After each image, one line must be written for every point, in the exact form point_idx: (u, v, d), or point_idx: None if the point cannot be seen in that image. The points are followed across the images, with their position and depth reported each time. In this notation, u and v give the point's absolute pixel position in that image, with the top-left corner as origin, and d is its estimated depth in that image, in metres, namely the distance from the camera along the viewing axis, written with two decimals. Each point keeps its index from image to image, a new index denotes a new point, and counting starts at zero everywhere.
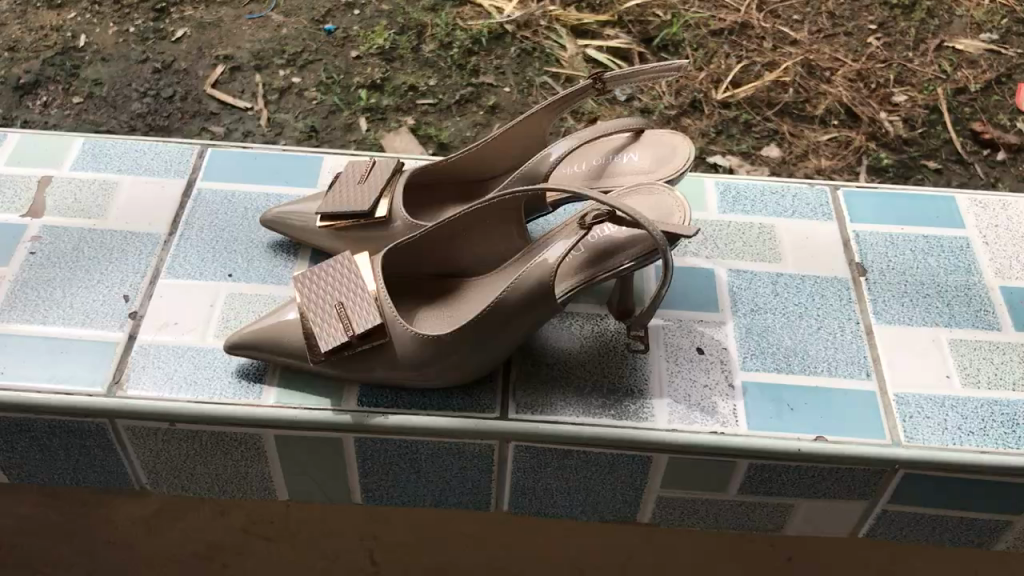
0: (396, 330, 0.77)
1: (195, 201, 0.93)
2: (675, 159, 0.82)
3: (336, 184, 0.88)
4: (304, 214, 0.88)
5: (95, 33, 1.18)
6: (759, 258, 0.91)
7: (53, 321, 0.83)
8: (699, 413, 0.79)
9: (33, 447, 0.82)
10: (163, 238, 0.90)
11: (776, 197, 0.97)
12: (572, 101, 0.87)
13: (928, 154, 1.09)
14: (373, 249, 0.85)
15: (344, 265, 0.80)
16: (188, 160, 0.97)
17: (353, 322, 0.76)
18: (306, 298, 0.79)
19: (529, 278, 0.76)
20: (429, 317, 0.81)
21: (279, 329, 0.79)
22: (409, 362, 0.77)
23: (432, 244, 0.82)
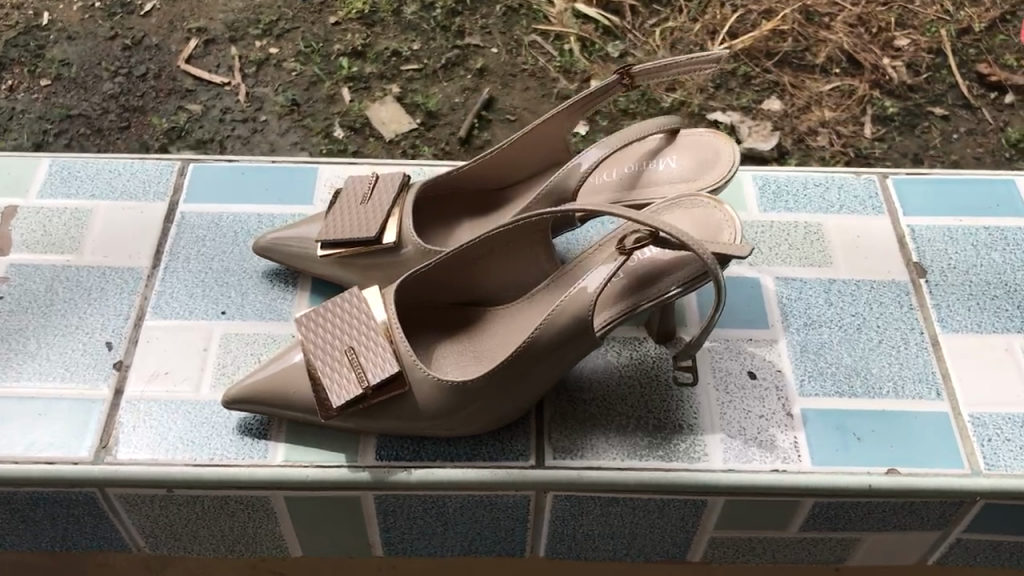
0: (417, 377, 0.68)
1: (180, 227, 0.84)
2: (719, 167, 0.73)
3: (336, 205, 0.79)
4: (304, 241, 0.78)
5: (59, 10, 1.07)
6: (808, 262, 0.83)
7: (30, 377, 0.74)
8: (757, 449, 0.71)
9: (15, 518, 0.74)
10: (147, 272, 0.80)
11: (820, 191, 0.88)
12: (598, 101, 0.78)
13: (933, 100, 1.00)
14: (383, 278, 0.76)
15: (352, 301, 0.71)
16: (169, 179, 0.87)
17: (366, 372, 0.68)
18: (312, 343, 0.70)
19: (564, 316, 0.67)
20: (449, 354, 0.73)
21: (284, 382, 0.70)
22: (433, 411, 0.68)
23: (450, 271, 0.73)
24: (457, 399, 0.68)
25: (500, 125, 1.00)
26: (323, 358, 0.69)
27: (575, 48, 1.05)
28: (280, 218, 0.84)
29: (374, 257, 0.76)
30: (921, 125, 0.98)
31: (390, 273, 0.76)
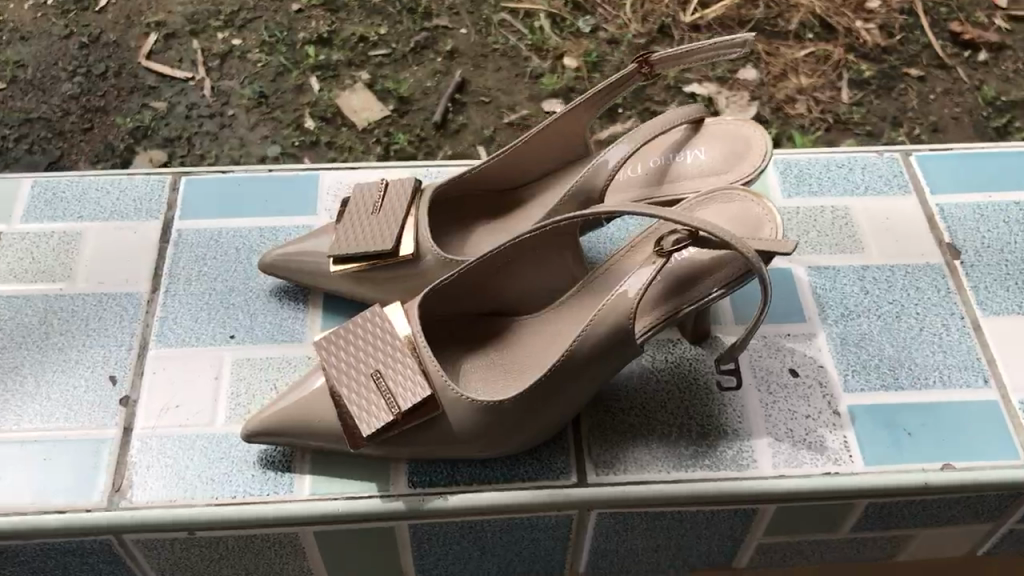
0: (450, 399, 0.64)
1: (177, 245, 0.79)
2: (752, 158, 0.70)
3: (345, 215, 0.75)
4: (315, 256, 0.74)
5: (10, 9, 1.02)
6: (839, 249, 0.79)
7: (31, 418, 0.69)
8: (807, 451, 0.68)
9: (23, 571, 0.69)
10: (146, 297, 0.76)
11: (844, 172, 0.85)
12: (617, 93, 0.73)
13: (908, 62, 1.00)
14: (402, 292, 0.72)
15: (373, 321, 0.67)
16: (162, 195, 0.82)
17: (396, 397, 0.64)
18: (334, 369, 0.65)
19: (602, 327, 0.63)
20: (479, 369, 0.69)
21: (308, 411, 0.65)
22: (467, 433, 0.65)
23: (473, 282, 0.69)
24: (493, 420, 0.64)
25: (475, 108, 0.97)
26: (348, 384, 0.65)
27: (546, 26, 1.03)
28: (283, 231, 0.80)
29: (393, 270, 0.71)
30: (898, 87, 0.99)
31: (411, 286, 0.72)
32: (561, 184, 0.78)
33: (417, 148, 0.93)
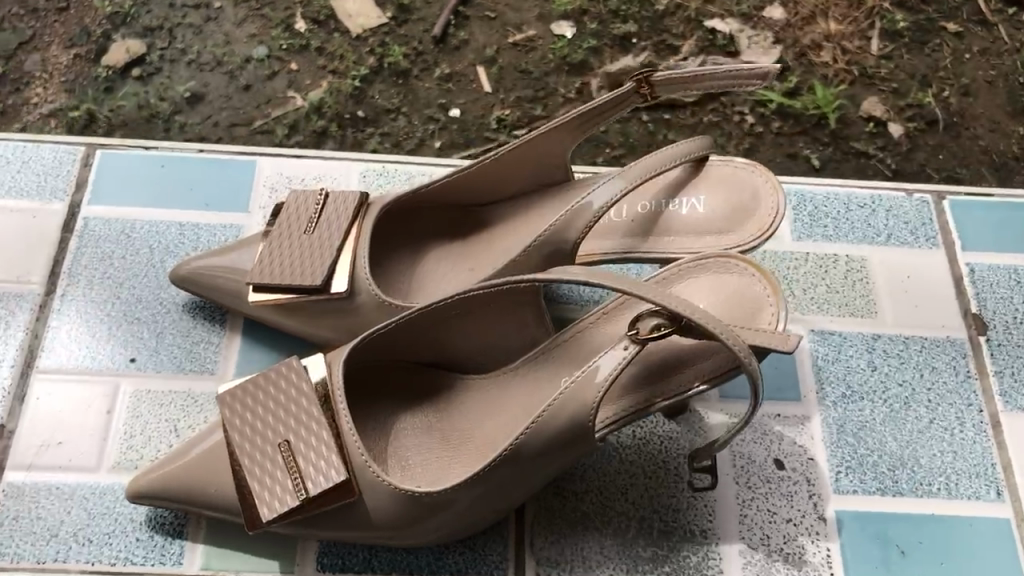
0: (370, 485, 0.54)
1: (80, 237, 0.68)
2: (758, 214, 0.59)
3: (275, 225, 0.63)
4: (234, 277, 0.63)
5: None
6: (849, 311, 0.68)
7: None
8: (783, 564, 0.59)
9: None
10: (39, 301, 0.65)
11: (864, 214, 0.73)
12: (606, 115, 0.62)
13: (947, 14, 0.87)
14: (335, 330, 0.61)
15: (288, 377, 0.56)
16: (71, 170, 0.70)
17: (306, 478, 0.54)
18: (237, 432, 0.55)
19: (555, 422, 0.53)
20: (413, 434, 0.59)
21: (204, 478, 0.56)
22: (387, 524, 0.55)
23: (417, 331, 0.58)
24: (419, 513, 0.54)
25: (479, 24, 0.86)
26: (251, 454, 0.54)
27: None
28: (206, 231, 0.69)
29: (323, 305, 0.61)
30: (932, 43, 0.85)
31: (343, 328, 0.61)
32: (530, 212, 0.66)
33: (412, 63, 0.83)
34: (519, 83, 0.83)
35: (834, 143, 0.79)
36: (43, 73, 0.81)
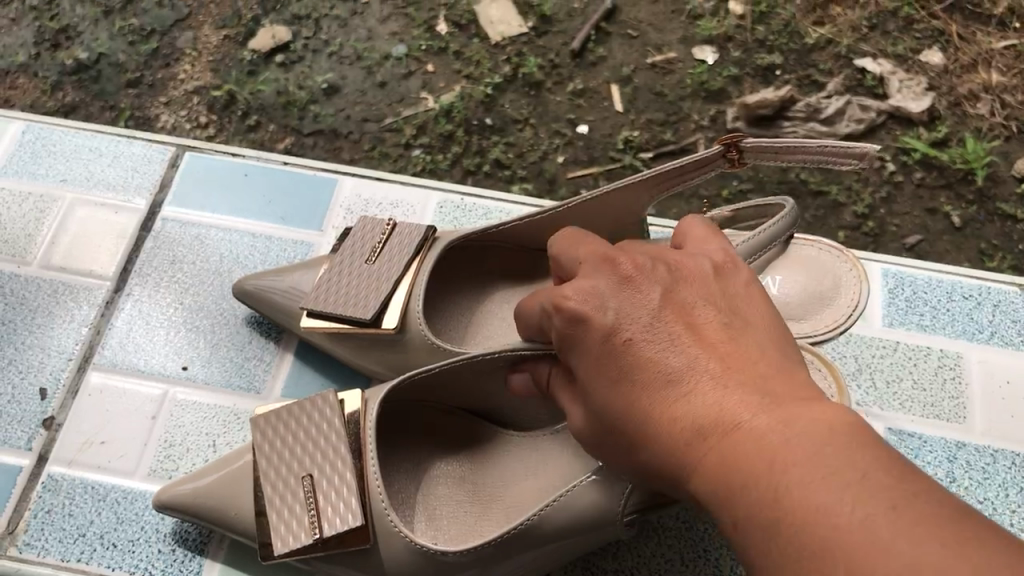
0: (386, 536, 0.52)
1: (155, 237, 0.68)
2: (833, 312, 0.58)
3: (341, 250, 0.61)
4: (289, 298, 0.62)
5: None
6: (932, 414, 0.63)
7: None
8: None
9: None
10: (107, 296, 0.66)
11: (968, 306, 0.67)
12: (686, 176, 0.57)
13: None
14: (386, 361, 0.60)
15: (320, 409, 0.55)
16: (159, 168, 0.71)
17: (322, 516, 0.52)
18: (265, 460, 0.54)
19: (584, 497, 0.50)
20: (448, 484, 0.58)
21: (224, 498, 0.55)
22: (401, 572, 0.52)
23: (458, 381, 0.56)
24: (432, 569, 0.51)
25: (619, 42, 0.85)
26: (273, 486, 0.53)
27: None
28: (277, 245, 0.68)
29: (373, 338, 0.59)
30: None
31: (389, 362, 0.60)
32: None
33: (546, 76, 0.82)
34: (651, 105, 0.82)
35: (980, 202, 0.77)
36: (192, 51, 0.83)
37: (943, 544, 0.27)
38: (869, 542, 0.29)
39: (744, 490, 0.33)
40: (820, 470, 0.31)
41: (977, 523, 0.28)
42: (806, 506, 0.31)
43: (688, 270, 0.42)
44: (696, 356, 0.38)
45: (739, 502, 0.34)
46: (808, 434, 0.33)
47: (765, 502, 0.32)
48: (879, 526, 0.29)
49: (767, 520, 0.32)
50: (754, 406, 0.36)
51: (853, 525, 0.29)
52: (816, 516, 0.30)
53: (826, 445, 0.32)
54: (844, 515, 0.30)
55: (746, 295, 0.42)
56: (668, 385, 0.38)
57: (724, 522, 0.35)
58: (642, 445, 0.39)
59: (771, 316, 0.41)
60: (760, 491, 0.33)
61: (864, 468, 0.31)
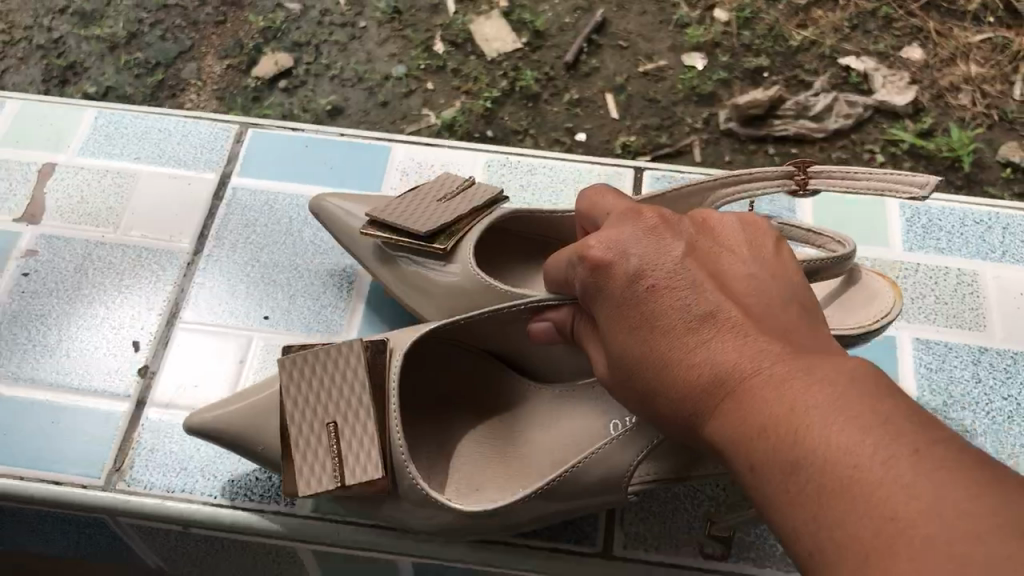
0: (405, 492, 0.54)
1: (228, 203, 0.74)
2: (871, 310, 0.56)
3: (418, 190, 0.67)
4: (355, 216, 0.67)
5: None
6: (955, 323, 0.69)
7: (47, 375, 0.66)
8: None
9: (24, 530, 0.67)
10: (187, 259, 0.71)
11: (981, 230, 0.73)
12: (753, 182, 0.59)
13: None
14: (419, 285, 0.64)
15: (344, 356, 0.55)
16: (225, 145, 0.77)
17: (344, 465, 0.54)
18: (295, 396, 0.55)
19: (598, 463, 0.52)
20: (468, 439, 0.61)
21: (257, 420, 0.57)
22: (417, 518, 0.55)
23: (488, 330, 0.59)
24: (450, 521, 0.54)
25: (610, 53, 0.86)
26: (297, 429, 0.54)
27: None
28: None
29: (421, 260, 0.63)
30: None
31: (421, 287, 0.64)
32: None
33: (543, 88, 0.83)
34: (646, 111, 0.83)
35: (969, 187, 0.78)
36: (198, 81, 0.85)
37: (961, 491, 0.30)
38: (895, 480, 0.31)
39: (762, 435, 0.36)
40: (842, 418, 0.34)
41: (992, 473, 0.31)
42: (830, 451, 0.33)
43: (714, 225, 0.47)
44: (720, 314, 0.41)
45: (757, 446, 0.36)
46: (827, 384, 0.36)
47: (782, 443, 0.35)
48: (901, 469, 0.31)
49: (790, 462, 0.35)
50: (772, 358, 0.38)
51: (874, 471, 0.32)
52: (843, 460, 0.33)
53: (846, 394, 0.35)
54: (867, 457, 0.32)
55: (774, 259, 0.45)
56: (690, 334, 0.41)
57: (738, 467, 0.37)
58: (656, 394, 0.42)
59: (788, 276, 0.45)
60: (781, 434, 0.35)
61: (888, 415, 0.33)
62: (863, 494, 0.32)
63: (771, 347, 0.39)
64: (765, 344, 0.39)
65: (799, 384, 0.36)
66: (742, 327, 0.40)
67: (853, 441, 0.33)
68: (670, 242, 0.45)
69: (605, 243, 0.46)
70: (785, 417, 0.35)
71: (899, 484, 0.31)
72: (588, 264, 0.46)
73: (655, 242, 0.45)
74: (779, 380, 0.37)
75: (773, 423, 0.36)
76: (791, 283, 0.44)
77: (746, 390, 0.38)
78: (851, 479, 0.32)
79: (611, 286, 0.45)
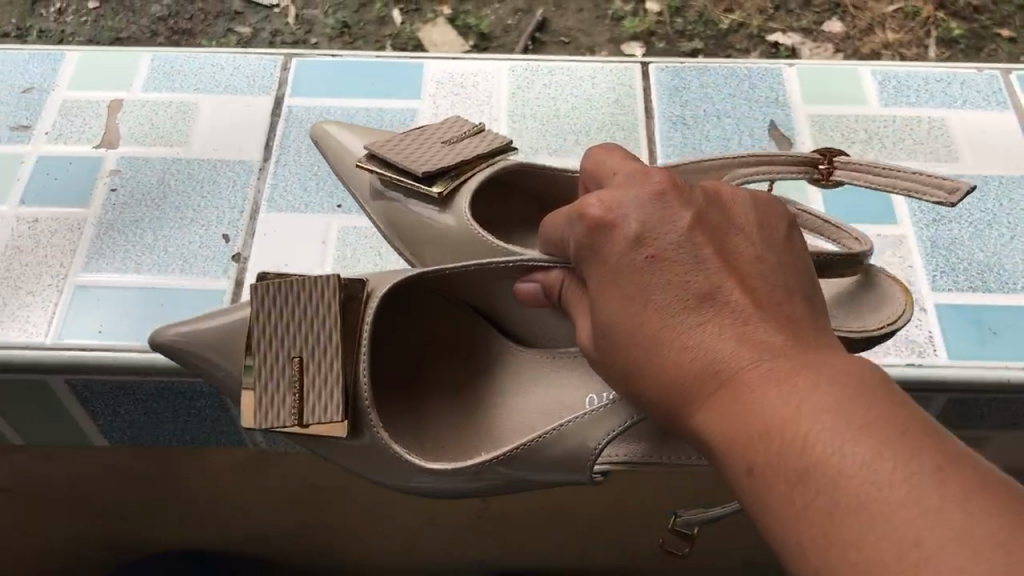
0: (367, 446, 0.57)
1: (287, 119, 0.82)
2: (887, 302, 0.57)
3: (421, 132, 0.70)
4: (354, 151, 0.72)
5: None
6: (933, 158, 0.80)
7: (150, 269, 0.73)
8: (892, 342, 0.69)
9: (138, 411, 0.74)
10: (258, 165, 0.79)
11: (942, 86, 0.85)
12: (779, 168, 0.62)
13: (1001, 24, 0.88)
14: (407, 225, 0.67)
15: (317, 291, 0.57)
16: (274, 73, 0.85)
17: (303, 402, 0.56)
18: (269, 319, 0.57)
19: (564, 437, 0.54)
20: (438, 397, 0.65)
21: (222, 337, 0.59)
22: (372, 476, 0.58)
23: (467, 283, 0.61)
24: (405, 483, 0.57)
25: (555, 48, 0.88)
26: (266, 354, 0.57)
27: None
28: (387, 113, 0.83)
29: (415, 200, 0.66)
30: (989, 49, 0.88)
31: (413, 227, 0.67)
32: None
33: None
34: None
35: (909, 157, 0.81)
36: None
37: (968, 517, 0.33)
38: (904, 502, 0.33)
39: (761, 434, 0.38)
40: (858, 429, 0.36)
41: (1006, 499, 0.34)
42: (833, 458, 0.36)
43: (726, 199, 0.47)
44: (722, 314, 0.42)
45: (757, 448, 0.38)
46: (837, 392, 0.37)
47: (782, 447, 0.37)
48: (913, 494, 0.34)
49: (793, 465, 0.37)
50: (778, 357, 0.40)
51: (882, 487, 0.34)
52: (853, 468, 0.35)
53: (859, 403, 0.37)
54: (879, 476, 0.34)
55: (781, 245, 0.46)
56: (688, 323, 0.42)
57: (732, 466, 0.39)
58: (640, 379, 0.44)
59: (791, 262, 0.46)
60: (785, 438, 0.37)
61: (903, 426, 0.36)
62: (867, 513, 0.34)
63: (774, 342, 0.41)
64: (770, 343, 0.41)
65: (809, 387, 0.38)
66: (744, 323, 0.42)
67: (862, 452, 0.35)
68: (679, 214, 0.45)
69: (606, 203, 0.47)
70: (790, 417, 0.37)
71: (906, 505, 0.33)
72: (587, 224, 0.47)
73: (660, 215, 0.45)
74: (788, 384, 0.39)
75: (773, 425, 0.38)
76: (797, 275, 0.45)
77: (750, 385, 0.39)
78: (859, 495, 0.34)
79: (608, 253, 0.46)
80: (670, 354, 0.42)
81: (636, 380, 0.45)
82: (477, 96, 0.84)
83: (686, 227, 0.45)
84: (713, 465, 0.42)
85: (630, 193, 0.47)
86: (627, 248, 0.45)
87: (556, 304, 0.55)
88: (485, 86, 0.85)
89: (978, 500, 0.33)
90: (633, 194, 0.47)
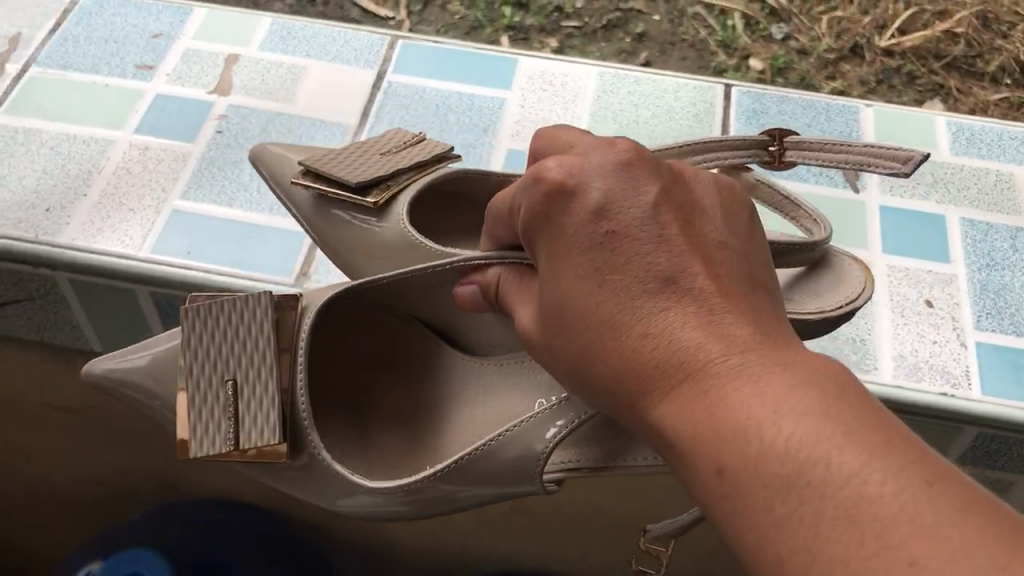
0: (311, 460, 0.60)
1: (386, 93, 0.88)
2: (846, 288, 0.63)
3: (359, 147, 0.73)
4: (291, 160, 0.74)
5: None
6: (995, 208, 0.82)
7: (241, 205, 0.79)
8: (929, 371, 0.71)
9: None
10: (352, 130, 0.85)
11: (1015, 144, 0.87)
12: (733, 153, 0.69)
13: None
14: (342, 236, 0.70)
15: (247, 311, 0.60)
16: (380, 50, 0.92)
17: (239, 428, 0.60)
18: (197, 344, 0.60)
19: (504, 449, 0.58)
20: (385, 419, 0.68)
21: (156, 370, 0.63)
22: (317, 499, 0.62)
23: (414, 290, 0.66)
24: (348, 501, 0.61)
25: None
26: (197, 382, 0.60)
27: (738, 25, 0.94)
28: (478, 98, 0.89)
29: (351, 211, 0.69)
30: None
31: (351, 238, 0.69)
32: None
33: None
34: None
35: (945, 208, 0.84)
36: None
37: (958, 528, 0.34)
38: (894, 511, 0.35)
39: (724, 442, 0.40)
40: (835, 438, 0.38)
41: (990, 509, 0.36)
42: (815, 463, 0.37)
43: (689, 176, 0.49)
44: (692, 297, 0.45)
45: (731, 449, 0.39)
46: (808, 397, 0.40)
47: (755, 451, 0.39)
48: (901, 501, 0.35)
49: (773, 471, 0.38)
50: (747, 354, 0.42)
51: (872, 497, 0.36)
52: (841, 477, 0.37)
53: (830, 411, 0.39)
54: (857, 480, 0.36)
55: (743, 225, 0.49)
56: (654, 306, 0.45)
57: (703, 467, 0.41)
58: (598, 360, 0.46)
59: (756, 247, 0.49)
60: (750, 438, 0.39)
61: (887, 437, 0.38)
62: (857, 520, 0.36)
63: (743, 335, 0.43)
64: (743, 339, 0.43)
65: (783, 392, 0.40)
66: (712, 312, 0.44)
67: (846, 459, 0.37)
68: (648, 189, 0.48)
69: (566, 168, 0.49)
70: (763, 418, 0.39)
71: (900, 516, 0.35)
72: (545, 186, 0.49)
73: (629, 187, 0.48)
74: (754, 381, 0.41)
75: (740, 426, 0.40)
76: (756, 258, 0.48)
77: (720, 382, 0.41)
78: (848, 504, 0.36)
79: (567, 223, 0.48)
80: (635, 342, 0.44)
81: (598, 365, 0.46)
82: (564, 95, 0.89)
83: (654, 198, 0.47)
84: (670, 458, 0.44)
85: (591, 163, 0.49)
86: (595, 229, 0.47)
87: (494, 300, 0.59)
88: (573, 85, 0.90)
89: (975, 515, 0.35)
90: (593, 164, 0.49)
